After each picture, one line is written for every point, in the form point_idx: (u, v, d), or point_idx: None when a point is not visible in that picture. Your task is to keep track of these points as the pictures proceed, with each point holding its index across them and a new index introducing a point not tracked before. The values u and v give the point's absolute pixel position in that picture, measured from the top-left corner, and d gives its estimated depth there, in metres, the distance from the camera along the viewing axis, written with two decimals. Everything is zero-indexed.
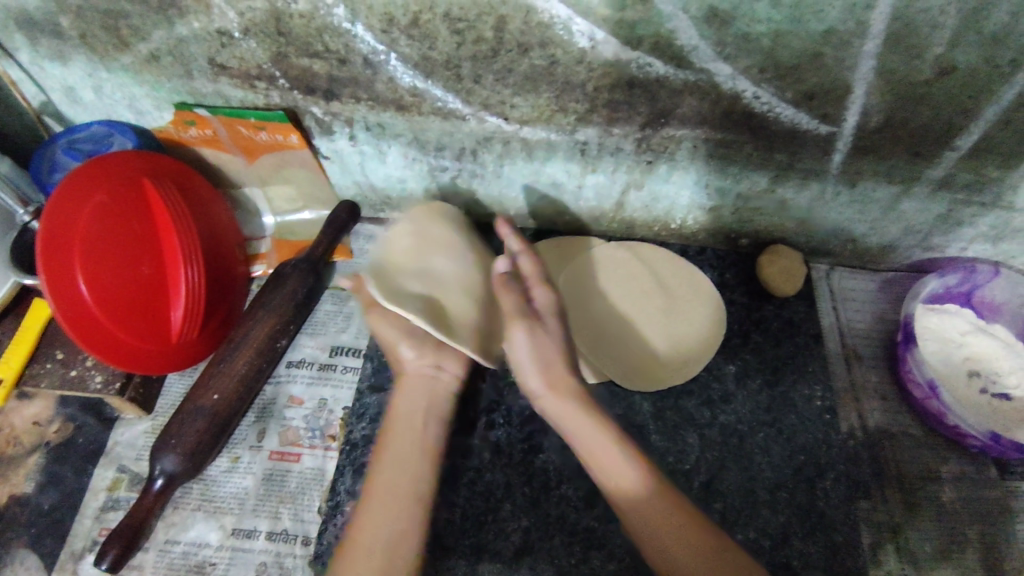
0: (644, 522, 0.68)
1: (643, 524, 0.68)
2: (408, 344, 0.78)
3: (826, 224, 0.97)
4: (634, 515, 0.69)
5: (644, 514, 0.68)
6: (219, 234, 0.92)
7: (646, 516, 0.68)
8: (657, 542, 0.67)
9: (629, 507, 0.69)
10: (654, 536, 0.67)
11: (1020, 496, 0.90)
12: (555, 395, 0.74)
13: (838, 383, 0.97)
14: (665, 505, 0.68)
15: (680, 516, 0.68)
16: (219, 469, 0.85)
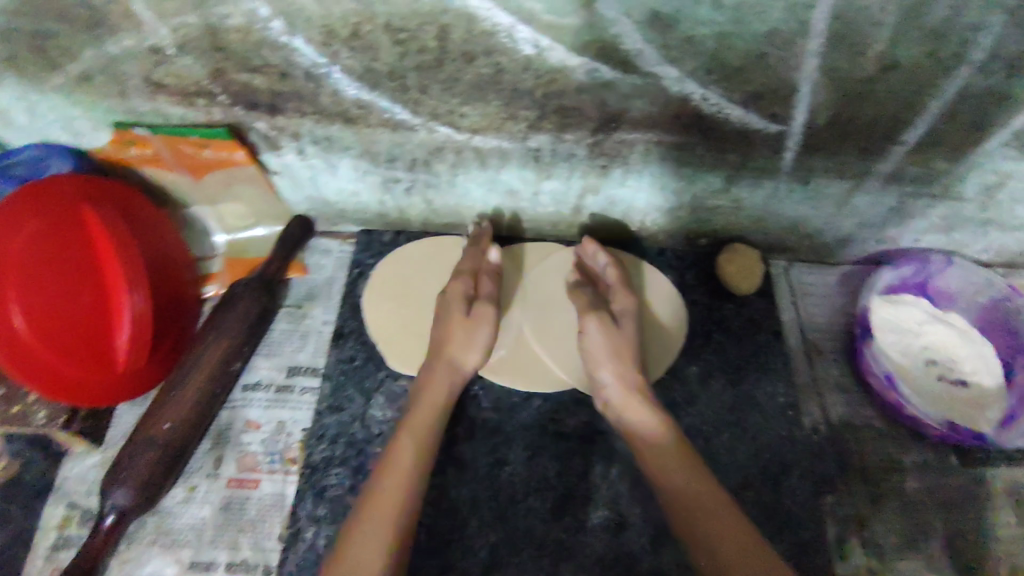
0: (656, 455, 0.75)
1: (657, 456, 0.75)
2: (458, 341, 0.83)
3: (782, 221, 0.98)
4: (650, 456, 0.75)
5: (658, 450, 0.75)
6: (167, 256, 0.88)
7: (660, 456, 0.75)
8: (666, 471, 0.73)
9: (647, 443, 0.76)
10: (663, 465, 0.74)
11: (979, 481, 0.91)
12: (622, 390, 0.79)
13: (800, 379, 0.97)
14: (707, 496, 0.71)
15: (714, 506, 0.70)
16: (174, 501, 0.82)
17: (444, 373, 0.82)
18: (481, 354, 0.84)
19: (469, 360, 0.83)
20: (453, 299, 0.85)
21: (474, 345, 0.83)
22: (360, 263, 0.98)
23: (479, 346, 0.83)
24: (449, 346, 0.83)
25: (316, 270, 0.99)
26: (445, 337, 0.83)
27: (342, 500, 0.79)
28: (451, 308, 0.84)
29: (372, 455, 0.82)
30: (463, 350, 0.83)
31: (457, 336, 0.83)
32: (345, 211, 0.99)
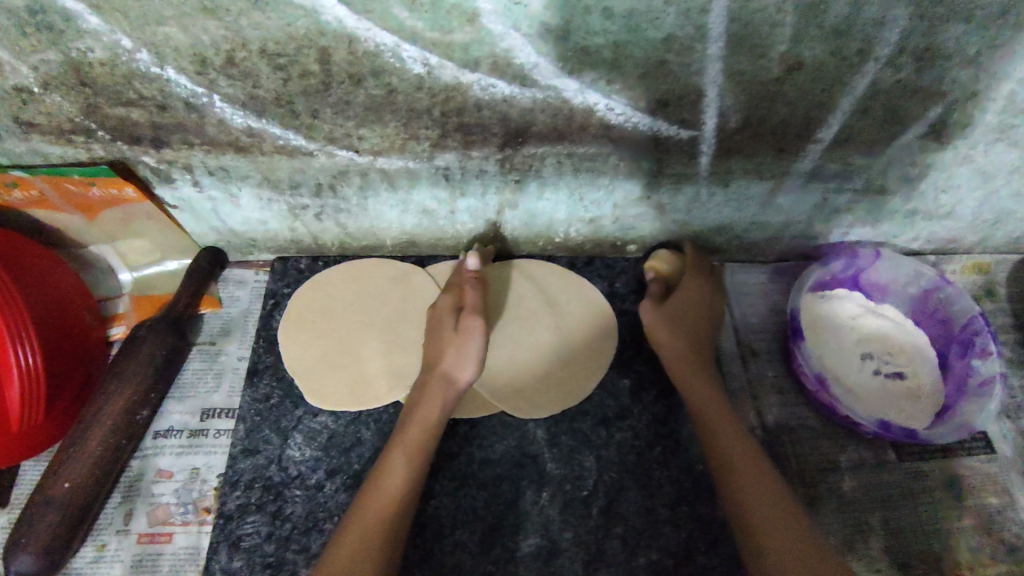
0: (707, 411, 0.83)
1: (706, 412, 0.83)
2: (451, 350, 0.79)
3: (708, 223, 0.96)
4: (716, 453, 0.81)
5: (706, 408, 0.84)
6: (63, 302, 0.84)
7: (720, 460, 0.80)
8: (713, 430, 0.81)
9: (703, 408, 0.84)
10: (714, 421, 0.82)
11: (916, 475, 0.91)
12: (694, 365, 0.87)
13: (735, 383, 0.95)
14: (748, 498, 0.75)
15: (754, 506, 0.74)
16: (83, 561, 0.77)
17: (438, 388, 0.77)
18: (474, 364, 0.78)
19: (461, 371, 0.78)
20: (444, 314, 0.83)
21: (467, 359, 0.79)
22: (274, 293, 0.94)
23: (473, 358, 0.79)
24: (440, 359, 0.79)
25: (231, 303, 0.95)
26: (445, 349, 0.79)
27: (258, 549, 0.75)
28: (441, 324, 0.82)
29: (290, 498, 0.78)
30: (457, 364, 0.78)
31: (447, 351, 0.79)
32: (256, 240, 0.94)
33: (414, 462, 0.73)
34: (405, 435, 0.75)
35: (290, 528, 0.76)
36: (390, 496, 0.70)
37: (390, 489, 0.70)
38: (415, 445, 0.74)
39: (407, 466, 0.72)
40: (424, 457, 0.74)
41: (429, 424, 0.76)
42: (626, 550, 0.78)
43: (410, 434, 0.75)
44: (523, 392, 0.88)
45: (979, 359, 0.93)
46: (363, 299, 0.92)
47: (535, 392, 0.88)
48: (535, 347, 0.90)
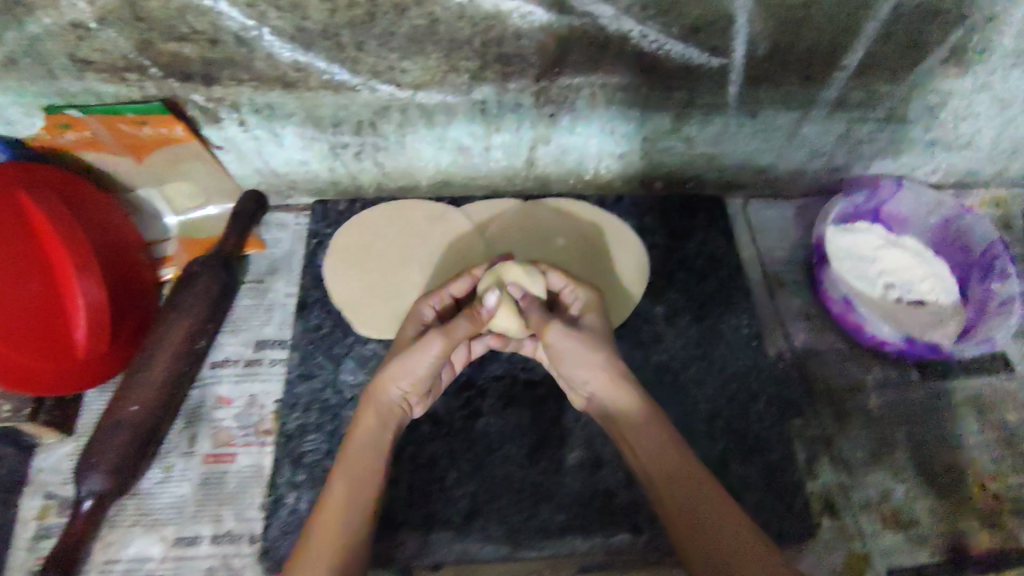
0: (667, 469, 0.71)
1: (671, 472, 0.70)
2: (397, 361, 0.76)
3: (734, 157, 0.99)
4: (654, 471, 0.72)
5: (676, 475, 0.70)
6: (119, 242, 0.87)
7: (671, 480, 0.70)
8: (688, 497, 0.68)
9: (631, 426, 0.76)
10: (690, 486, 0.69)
11: (939, 393, 0.94)
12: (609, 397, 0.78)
13: (763, 311, 0.99)
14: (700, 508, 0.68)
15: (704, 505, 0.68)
16: (152, 481, 0.82)
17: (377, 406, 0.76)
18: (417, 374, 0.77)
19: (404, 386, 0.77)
20: (410, 322, 0.82)
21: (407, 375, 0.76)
22: (317, 233, 0.97)
23: (413, 378, 0.76)
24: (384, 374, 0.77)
25: (275, 244, 0.99)
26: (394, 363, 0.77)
27: (320, 464, 0.80)
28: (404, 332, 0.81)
29: (346, 418, 0.83)
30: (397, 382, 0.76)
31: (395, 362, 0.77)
32: (297, 181, 0.98)
33: (354, 487, 0.71)
34: (344, 462, 0.73)
35: None
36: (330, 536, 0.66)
37: (332, 527, 0.67)
38: (357, 467, 0.73)
39: (346, 494, 0.70)
40: (369, 475, 0.73)
41: (368, 443, 0.74)
42: None
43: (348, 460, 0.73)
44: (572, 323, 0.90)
45: (998, 282, 0.97)
46: (403, 237, 0.95)
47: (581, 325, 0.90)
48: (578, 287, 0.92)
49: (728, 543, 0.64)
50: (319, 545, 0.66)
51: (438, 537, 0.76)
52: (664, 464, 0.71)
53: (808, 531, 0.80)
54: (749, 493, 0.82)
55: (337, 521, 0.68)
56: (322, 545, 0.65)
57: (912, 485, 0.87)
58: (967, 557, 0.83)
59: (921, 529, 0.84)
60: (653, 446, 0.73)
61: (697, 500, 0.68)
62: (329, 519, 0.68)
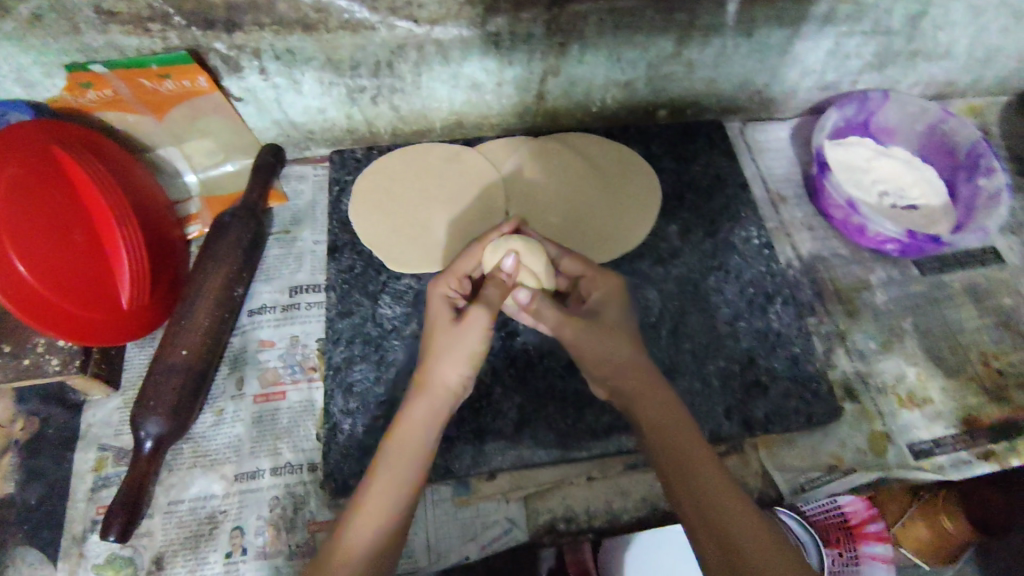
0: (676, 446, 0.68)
1: (680, 448, 0.68)
2: (448, 344, 0.72)
3: (732, 79, 1.03)
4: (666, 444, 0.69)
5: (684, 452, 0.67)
6: (146, 198, 0.88)
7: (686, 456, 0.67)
8: (702, 476, 0.65)
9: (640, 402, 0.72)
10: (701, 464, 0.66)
11: (938, 285, 1.01)
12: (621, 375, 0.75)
13: (770, 224, 1.04)
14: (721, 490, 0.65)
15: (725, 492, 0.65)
16: (205, 425, 0.84)
17: (432, 393, 0.72)
18: (466, 362, 0.72)
19: (456, 374, 0.73)
20: (440, 303, 0.76)
21: (459, 355, 0.72)
22: (338, 180, 0.99)
23: (465, 358, 0.72)
24: (433, 360, 0.73)
25: (295, 196, 1.01)
26: (441, 341, 0.73)
27: (371, 391, 0.83)
28: (438, 314, 0.75)
29: (390, 347, 0.86)
30: (448, 364, 0.72)
31: (443, 349, 0.72)
32: (313, 131, 1.00)
33: (400, 482, 0.68)
34: (391, 449, 0.69)
35: (395, 371, 0.84)
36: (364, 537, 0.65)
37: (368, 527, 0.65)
38: (403, 457, 0.69)
39: (388, 491, 0.67)
40: (416, 465, 0.69)
41: (419, 432, 0.71)
42: (696, 361, 0.88)
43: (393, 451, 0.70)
44: (603, 242, 0.95)
45: (984, 178, 1.02)
46: (423, 177, 0.98)
47: (613, 241, 0.95)
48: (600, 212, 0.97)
49: (733, 523, 0.62)
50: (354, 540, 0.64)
51: (492, 447, 0.80)
52: (672, 438, 0.68)
53: (833, 414, 0.86)
54: (778, 384, 0.87)
55: (377, 514, 0.66)
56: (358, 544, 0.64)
57: (923, 368, 0.93)
58: (979, 427, 0.89)
59: (934, 406, 0.90)
60: (663, 422, 0.70)
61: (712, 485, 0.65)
62: (369, 512, 0.66)
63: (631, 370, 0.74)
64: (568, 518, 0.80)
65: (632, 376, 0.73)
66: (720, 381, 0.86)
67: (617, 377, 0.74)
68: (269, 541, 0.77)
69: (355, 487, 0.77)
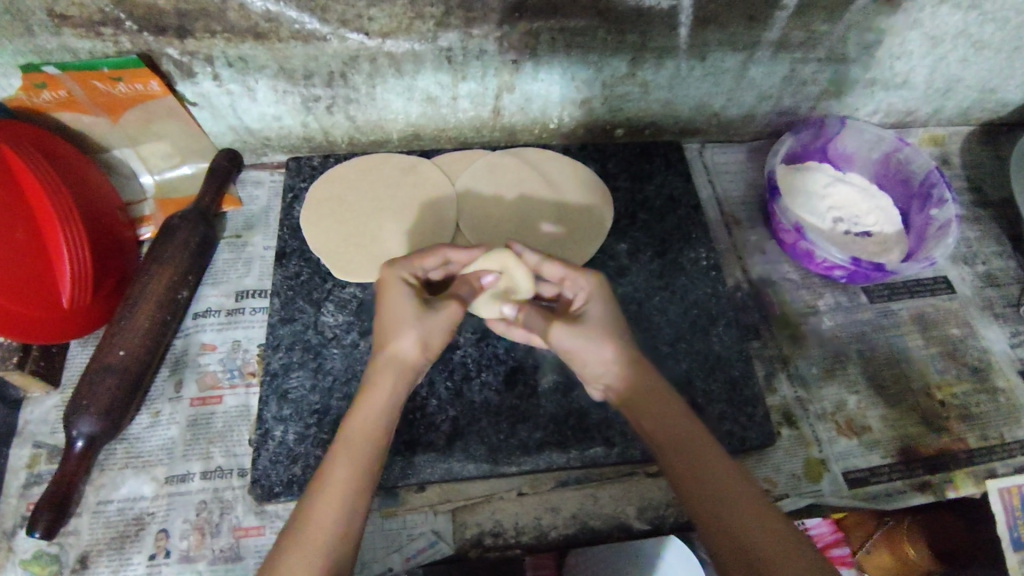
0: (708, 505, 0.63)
1: (716, 493, 0.63)
2: (416, 326, 0.73)
3: (688, 101, 1.04)
4: (666, 440, 0.69)
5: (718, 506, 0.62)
6: (97, 198, 0.89)
7: (682, 446, 0.67)
8: (700, 467, 0.65)
9: (642, 401, 0.73)
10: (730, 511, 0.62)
11: (887, 313, 1.01)
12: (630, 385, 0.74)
13: (721, 246, 1.04)
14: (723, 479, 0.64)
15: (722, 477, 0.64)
16: (140, 426, 0.84)
17: (389, 370, 0.72)
18: (422, 341, 0.73)
19: (412, 352, 0.73)
20: (399, 287, 0.74)
21: (427, 335, 0.73)
22: (292, 187, 0.99)
23: (428, 338, 0.74)
24: (389, 339, 0.73)
25: (251, 201, 1.02)
26: (404, 322, 0.73)
27: (305, 399, 0.83)
28: (402, 297, 0.73)
29: (329, 355, 0.86)
30: (411, 343, 0.73)
31: (403, 329, 0.73)
32: (270, 137, 1.01)
33: (361, 465, 0.65)
34: (349, 435, 0.68)
35: (331, 379, 0.84)
36: (324, 523, 0.61)
37: (326, 513, 0.62)
38: (361, 446, 0.67)
39: (348, 475, 0.64)
40: (370, 458, 0.66)
41: (375, 418, 0.69)
42: None
43: (353, 433, 0.68)
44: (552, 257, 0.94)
45: (937, 209, 1.03)
46: (377, 187, 0.99)
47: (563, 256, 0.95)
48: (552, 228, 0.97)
49: (731, 511, 0.62)
50: (309, 542, 0.60)
51: (422, 459, 0.80)
52: (674, 434, 0.69)
53: (768, 438, 0.86)
54: (713, 406, 0.87)
55: (332, 508, 0.62)
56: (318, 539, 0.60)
57: (864, 395, 0.93)
58: (917, 457, 0.89)
59: (873, 434, 0.90)
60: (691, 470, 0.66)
61: (713, 476, 0.64)
62: (323, 506, 0.62)
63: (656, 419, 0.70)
64: (495, 532, 0.81)
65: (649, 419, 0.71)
66: None
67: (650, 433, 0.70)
68: (193, 545, 0.78)
69: (281, 494, 0.77)
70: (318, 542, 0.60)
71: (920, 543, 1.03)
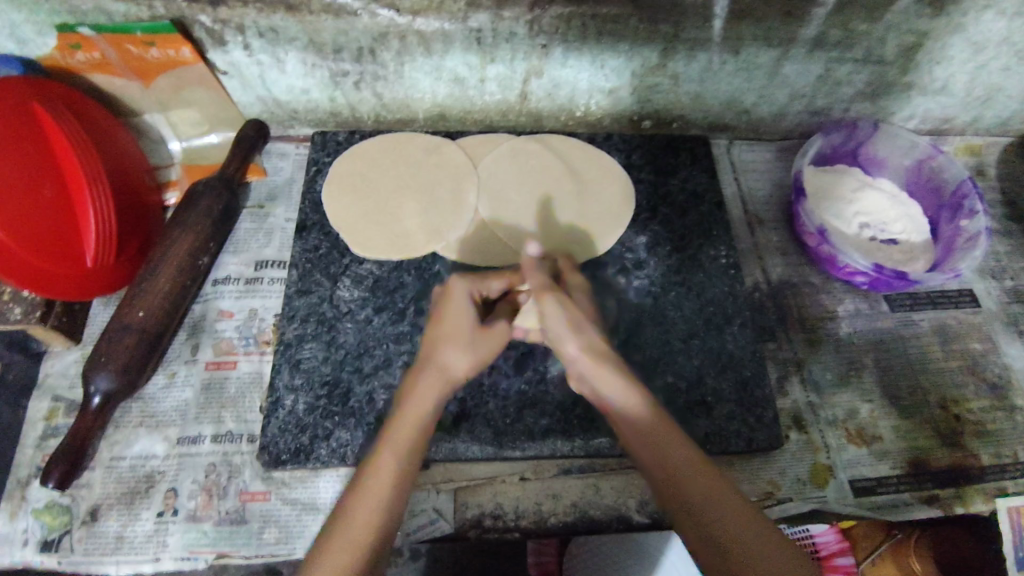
0: (714, 525, 0.60)
1: (687, 484, 0.63)
2: (473, 345, 0.77)
3: (718, 96, 1.03)
4: (636, 429, 0.69)
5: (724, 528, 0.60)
6: (125, 161, 0.90)
7: (650, 434, 0.67)
8: (668, 454, 0.65)
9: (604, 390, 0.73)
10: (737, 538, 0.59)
11: (909, 324, 0.99)
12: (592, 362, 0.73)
13: (742, 244, 1.03)
14: (695, 466, 0.64)
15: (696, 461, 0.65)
16: (156, 386, 0.86)
17: (436, 378, 0.74)
18: (473, 356, 0.76)
19: (458, 362, 0.76)
20: (462, 300, 0.78)
21: (475, 355, 0.77)
22: (316, 161, 1.00)
23: (478, 358, 0.77)
24: (438, 347, 0.76)
25: (275, 172, 1.03)
26: (459, 335, 0.76)
27: (316, 369, 0.84)
28: (462, 310, 0.78)
29: (342, 329, 0.87)
30: (462, 357, 0.76)
31: (454, 337, 0.76)
32: (297, 110, 1.02)
33: (406, 462, 0.67)
34: (392, 436, 0.69)
35: (344, 352, 0.85)
36: (369, 517, 0.62)
37: (371, 505, 0.63)
38: (405, 445, 0.68)
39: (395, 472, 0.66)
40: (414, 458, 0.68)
41: (421, 422, 0.71)
42: (643, 373, 0.88)
43: (400, 432, 0.69)
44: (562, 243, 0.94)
45: (967, 220, 1.00)
46: (400, 165, 0.99)
47: (572, 241, 0.95)
48: (568, 214, 0.96)
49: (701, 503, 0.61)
50: (355, 535, 0.61)
51: (428, 437, 0.81)
52: (643, 425, 0.69)
53: (776, 441, 0.85)
54: (722, 405, 0.86)
55: (377, 502, 0.63)
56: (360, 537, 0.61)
57: (877, 404, 0.92)
58: (927, 470, 0.88)
59: (884, 444, 0.89)
60: (692, 488, 0.63)
61: (681, 465, 0.64)
62: (370, 500, 0.63)
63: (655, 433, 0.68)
64: (495, 515, 0.82)
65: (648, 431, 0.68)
66: (664, 397, 0.87)
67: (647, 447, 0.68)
68: (200, 506, 0.79)
69: (287, 462, 0.79)
70: (363, 534, 0.61)
71: (925, 556, 1.05)
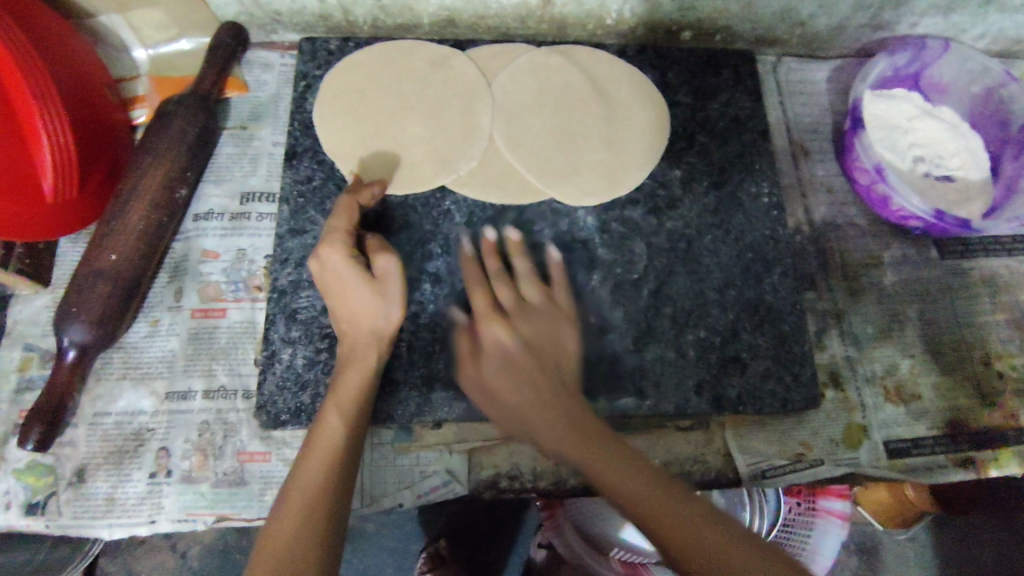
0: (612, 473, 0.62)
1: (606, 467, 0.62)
2: (371, 295, 0.69)
3: (772, 5, 0.88)
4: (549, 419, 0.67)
5: (669, 517, 0.57)
6: (80, 75, 0.76)
7: (558, 413, 0.67)
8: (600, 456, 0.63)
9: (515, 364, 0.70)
10: (675, 521, 0.57)
11: (959, 273, 0.91)
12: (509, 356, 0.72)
13: (785, 179, 0.93)
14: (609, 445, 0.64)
15: (599, 441, 0.65)
16: (138, 335, 0.78)
17: (371, 339, 0.70)
18: (385, 304, 0.70)
19: (378, 319, 0.70)
20: (341, 268, 0.69)
21: (387, 302, 0.70)
22: (305, 75, 0.86)
23: (395, 299, 0.70)
24: (351, 322, 0.70)
25: (259, 86, 0.89)
26: (353, 298, 0.70)
27: (315, 320, 0.76)
28: (345, 277, 0.69)
29: None
30: (377, 312, 0.70)
31: (360, 308, 0.70)
32: (281, 12, 0.86)
33: (350, 415, 0.67)
34: (336, 390, 0.69)
35: None
36: (311, 475, 0.63)
37: (312, 465, 0.63)
38: (350, 402, 0.68)
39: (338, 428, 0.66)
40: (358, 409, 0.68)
41: (362, 373, 0.69)
42: (673, 328, 0.80)
43: (346, 385, 0.69)
44: (583, 176, 0.83)
45: None
46: (402, 80, 0.85)
47: (593, 174, 0.84)
48: (592, 142, 0.84)
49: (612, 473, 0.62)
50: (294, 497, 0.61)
51: (439, 397, 0.75)
52: (552, 420, 0.67)
53: (812, 401, 0.80)
54: (757, 363, 0.80)
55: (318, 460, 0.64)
56: (301, 498, 0.61)
57: (919, 360, 0.86)
58: (964, 431, 0.84)
59: (922, 403, 0.84)
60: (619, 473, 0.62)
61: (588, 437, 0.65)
62: (314, 460, 0.64)
63: (551, 399, 0.68)
64: (512, 476, 0.78)
65: (524, 370, 0.70)
66: (696, 353, 0.80)
67: (559, 441, 0.66)
68: (196, 466, 0.74)
69: (288, 423, 0.73)
70: (304, 496, 0.62)
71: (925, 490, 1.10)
